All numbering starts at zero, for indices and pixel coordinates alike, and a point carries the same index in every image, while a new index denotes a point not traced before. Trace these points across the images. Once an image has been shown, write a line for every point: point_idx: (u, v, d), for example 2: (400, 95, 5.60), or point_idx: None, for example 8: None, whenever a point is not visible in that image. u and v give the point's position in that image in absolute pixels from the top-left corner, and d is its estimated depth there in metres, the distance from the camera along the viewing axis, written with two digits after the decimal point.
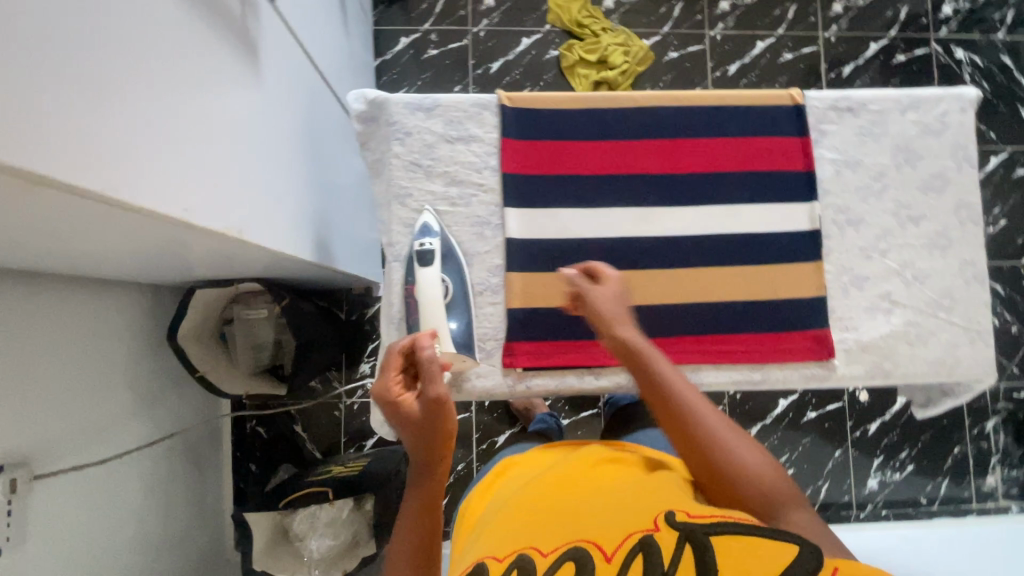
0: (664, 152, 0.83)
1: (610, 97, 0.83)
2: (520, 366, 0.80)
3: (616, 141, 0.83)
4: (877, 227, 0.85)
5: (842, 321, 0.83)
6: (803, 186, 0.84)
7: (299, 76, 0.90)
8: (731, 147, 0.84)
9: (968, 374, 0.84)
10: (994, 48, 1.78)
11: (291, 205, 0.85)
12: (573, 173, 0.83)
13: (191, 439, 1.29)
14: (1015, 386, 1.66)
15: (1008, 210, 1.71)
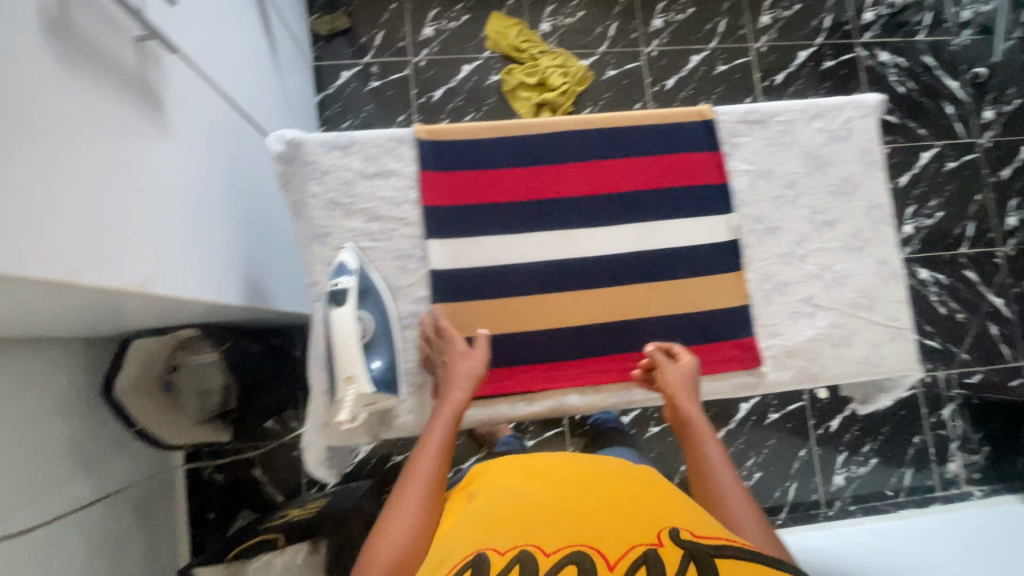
0: (580, 175, 0.85)
1: (526, 124, 0.85)
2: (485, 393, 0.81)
3: (533, 167, 0.84)
4: (794, 233, 0.87)
5: (767, 328, 0.85)
6: (719, 199, 0.86)
7: (217, 121, 0.90)
8: (645, 165, 0.86)
9: (893, 370, 0.86)
10: (917, 49, 1.86)
11: (212, 252, 0.84)
12: (493, 201, 0.83)
13: (139, 495, 1.24)
14: (966, 372, 1.71)
15: (943, 203, 1.78)
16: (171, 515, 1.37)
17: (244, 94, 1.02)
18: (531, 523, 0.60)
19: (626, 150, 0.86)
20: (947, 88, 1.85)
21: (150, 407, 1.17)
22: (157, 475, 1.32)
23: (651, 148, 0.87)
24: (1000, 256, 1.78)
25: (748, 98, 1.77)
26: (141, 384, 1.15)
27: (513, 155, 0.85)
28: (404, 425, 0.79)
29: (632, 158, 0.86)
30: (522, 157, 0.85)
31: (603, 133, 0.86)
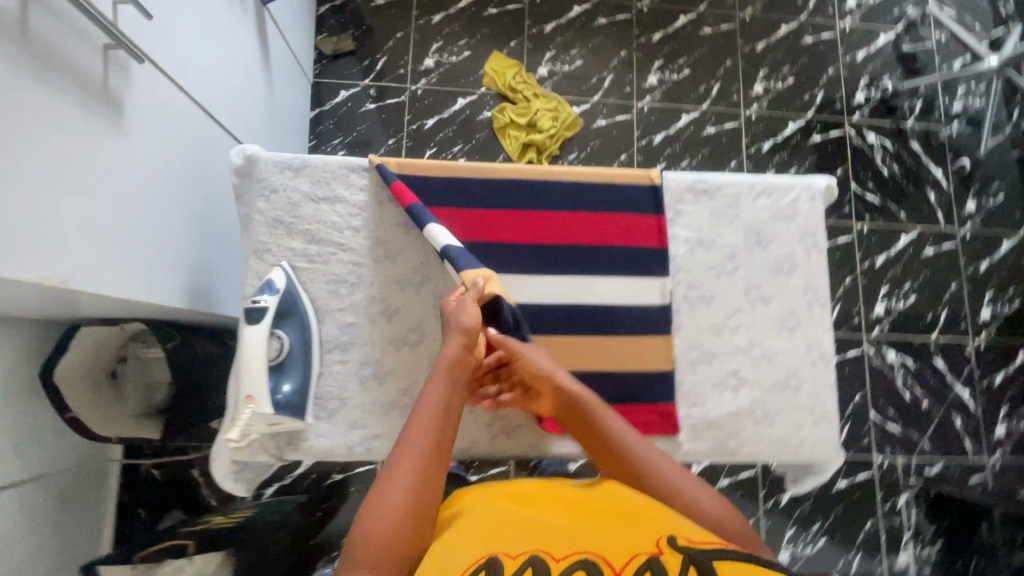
0: (523, 224, 0.87)
1: (482, 167, 0.87)
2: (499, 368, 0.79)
3: (479, 211, 0.86)
4: (727, 306, 0.88)
5: (689, 396, 0.85)
6: (656, 262, 0.87)
7: (185, 129, 0.92)
8: (589, 222, 0.88)
9: (812, 455, 0.86)
10: (905, 134, 1.90)
11: (155, 253, 0.85)
12: None
13: (69, 482, 1.22)
14: (924, 462, 1.69)
15: (917, 287, 1.79)
16: (97, 507, 1.32)
17: (222, 105, 1.05)
18: (533, 535, 0.59)
19: (573, 205, 0.88)
20: (931, 175, 1.88)
21: (88, 394, 1.17)
22: (87, 464, 1.29)
23: (597, 205, 0.88)
24: (970, 348, 1.77)
25: (732, 161, 1.81)
26: (84, 370, 1.15)
27: (463, 195, 0.87)
28: (311, 448, 0.78)
29: (576, 214, 0.88)
30: (472, 198, 0.87)
31: (552, 185, 0.88)
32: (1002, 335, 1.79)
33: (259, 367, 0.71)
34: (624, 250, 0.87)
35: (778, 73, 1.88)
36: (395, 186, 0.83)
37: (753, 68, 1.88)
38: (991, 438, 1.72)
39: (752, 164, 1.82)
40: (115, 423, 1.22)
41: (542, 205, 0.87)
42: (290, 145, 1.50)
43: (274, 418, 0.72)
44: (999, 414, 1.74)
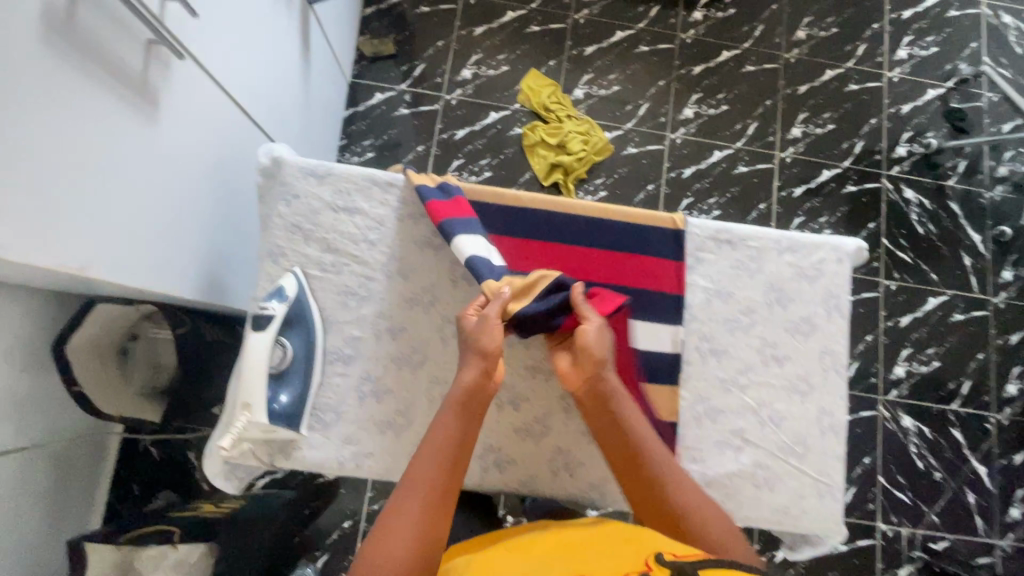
0: (540, 254, 0.86)
1: (508, 194, 0.87)
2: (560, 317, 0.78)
3: (496, 237, 0.86)
4: (740, 362, 0.85)
5: (690, 451, 0.82)
6: (671, 309, 0.86)
7: (219, 125, 0.93)
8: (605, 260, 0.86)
9: (812, 527, 0.83)
10: (944, 193, 1.84)
11: (174, 246, 0.86)
12: (450, 259, 0.85)
13: (64, 450, 1.22)
14: (931, 535, 1.62)
15: (941, 353, 1.72)
16: (89, 483, 1.33)
17: (257, 102, 1.06)
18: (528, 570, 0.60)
19: (591, 240, 0.87)
20: (968, 239, 1.81)
21: (95, 368, 1.15)
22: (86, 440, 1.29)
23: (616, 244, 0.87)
24: (991, 422, 1.70)
25: (761, 203, 1.77)
26: (96, 346, 1.14)
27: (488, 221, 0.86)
28: (302, 459, 0.78)
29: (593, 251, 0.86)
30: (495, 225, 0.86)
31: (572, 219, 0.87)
32: None
33: (258, 375, 0.71)
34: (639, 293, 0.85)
35: (819, 118, 1.85)
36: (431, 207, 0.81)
37: (793, 110, 1.84)
38: (1004, 519, 1.65)
39: (781, 208, 1.78)
40: (119, 402, 1.21)
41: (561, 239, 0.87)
42: (320, 143, 1.51)
43: (266, 428, 0.72)
44: (1016, 495, 1.67)
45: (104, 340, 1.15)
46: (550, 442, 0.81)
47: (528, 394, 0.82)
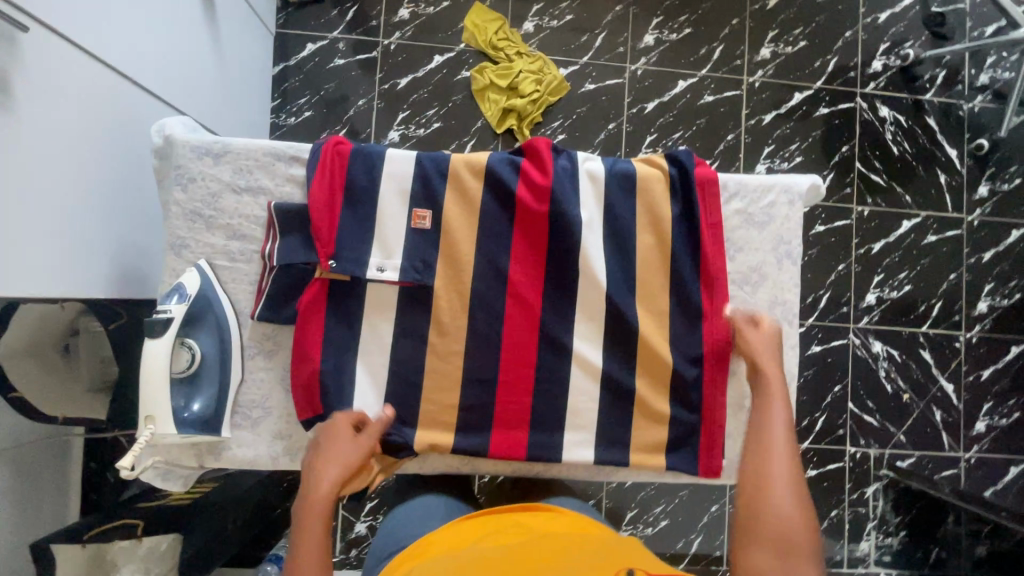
0: (531, 246, 0.82)
1: (528, 208, 0.81)
2: (521, 235, 0.82)
3: (526, 218, 0.81)
4: (676, 322, 0.84)
5: (630, 414, 0.82)
6: (618, 226, 0.84)
7: (101, 104, 0.85)
8: (497, 185, 0.82)
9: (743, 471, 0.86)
10: (921, 108, 1.74)
11: (70, 244, 0.80)
12: (359, 235, 0.78)
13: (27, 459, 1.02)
14: (899, 455, 1.67)
15: (913, 277, 1.70)
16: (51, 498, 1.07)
17: (150, 71, 0.96)
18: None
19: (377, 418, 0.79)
20: (945, 156, 1.74)
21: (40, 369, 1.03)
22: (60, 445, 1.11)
23: (597, 248, 0.83)
24: (961, 341, 1.71)
25: (729, 134, 1.67)
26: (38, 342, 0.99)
27: (366, 177, 0.80)
28: (231, 458, 0.80)
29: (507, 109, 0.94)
30: (387, 226, 0.80)
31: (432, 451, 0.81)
32: (997, 329, 1.72)
33: (160, 388, 0.69)
34: (618, 193, 0.84)
35: (790, 35, 1.70)
36: (523, 218, 0.81)
37: (762, 28, 1.69)
38: (969, 434, 1.69)
39: (750, 138, 1.68)
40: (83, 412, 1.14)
41: (527, 208, 0.81)
42: (247, 110, 1.40)
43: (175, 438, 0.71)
44: (982, 410, 1.70)
45: (46, 336, 1.00)
46: (485, 416, 0.81)
47: (461, 374, 0.80)
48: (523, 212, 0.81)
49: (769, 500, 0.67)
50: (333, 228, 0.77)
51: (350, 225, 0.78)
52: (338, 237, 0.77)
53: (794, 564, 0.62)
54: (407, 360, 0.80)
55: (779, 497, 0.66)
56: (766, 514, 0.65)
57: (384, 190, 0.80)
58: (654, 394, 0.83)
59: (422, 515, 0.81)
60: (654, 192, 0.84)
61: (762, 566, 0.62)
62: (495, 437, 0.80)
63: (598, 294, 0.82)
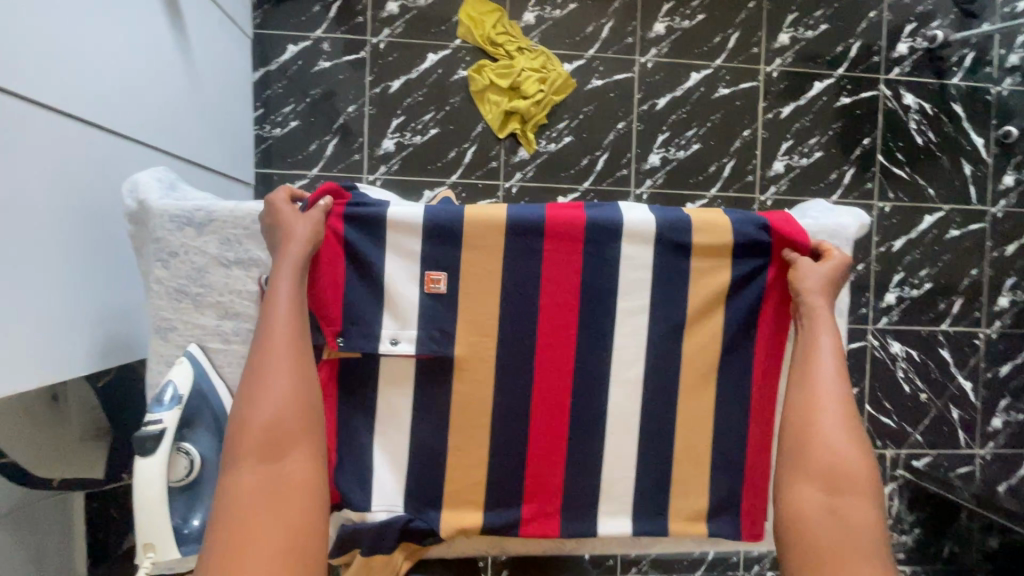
0: (555, 312, 0.76)
1: (553, 268, 0.76)
2: (546, 299, 0.76)
3: (551, 280, 0.76)
4: (708, 387, 0.79)
5: (659, 484, 0.79)
6: (646, 286, 0.78)
7: (66, 161, 0.76)
8: (517, 245, 0.75)
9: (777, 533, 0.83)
10: (947, 93, 1.64)
11: (47, 326, 0.72)
12: (367, 308, 0.74)
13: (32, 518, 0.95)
14: (914, 454, 1.66)
15: (934, 274, 1.64)
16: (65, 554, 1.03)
17: (116, 110, 0.86)
18: None
19: (399, 509, 0.76)
20: (970, 145, 1.65)
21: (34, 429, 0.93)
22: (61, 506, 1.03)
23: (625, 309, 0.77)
24: (980, 338, 1.67)
25: (745, 130, 1.57)
26: None
27: (374, 242, 0.74)
28: None
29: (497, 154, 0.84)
30: (398, 295, 0.75)
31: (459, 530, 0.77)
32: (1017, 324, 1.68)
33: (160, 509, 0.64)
34: (649, 248, 0.77)
35: (810, 17, 1.58)
36: (549, 279, 0.76)
37: (780, 12, 1.57)
38: (985, 430, 1.68)
39: (767, 133, 1.58)
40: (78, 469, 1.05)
41: (551, 271, 0.76)
42: (227, 124, 1.28)
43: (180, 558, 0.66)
44: (998, 407, 1.68)
45: None
46: (517, 491, 0.78)
47: (487, 451, 0.77)
48: (549, 273, 0.76)
49: (808, 456, 0.70)
50: (339, 307, 0.73)
51: (355, 298, 0.74)
52: (346, 315, 0.73)
53: (847, 497, 0.67)
54: (424, 442, 0.76)
55: (819, 453, 0.69)
56: (821, 451, 0.69)
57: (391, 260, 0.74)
58: (684, 463, 0.80)
59: None
60: (711, 241, 0.78)
61: (813, 502, 0.68)
62: (526, 510, 0.78)
63: (632, 356, 0.78)
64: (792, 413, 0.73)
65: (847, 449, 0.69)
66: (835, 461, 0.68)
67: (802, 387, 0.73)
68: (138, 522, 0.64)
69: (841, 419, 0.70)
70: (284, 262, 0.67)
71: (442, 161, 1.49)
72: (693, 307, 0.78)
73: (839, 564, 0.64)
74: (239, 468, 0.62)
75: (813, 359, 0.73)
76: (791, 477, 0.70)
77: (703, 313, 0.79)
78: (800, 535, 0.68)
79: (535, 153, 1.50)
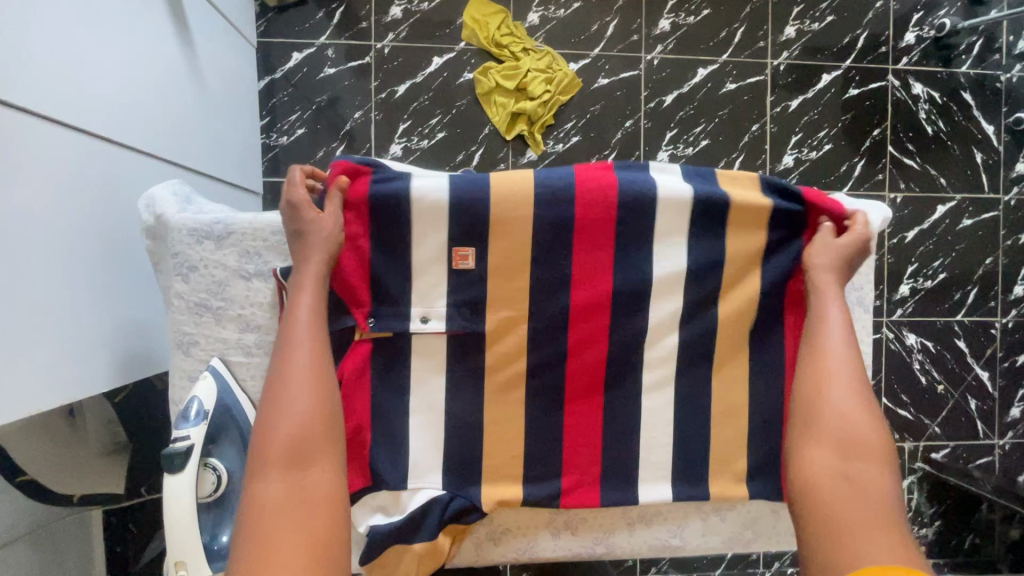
0: (585, 299, 0.71)
1: (584, 254, 0.71)
2: (576, 284, 0.71)
3: (582, 265, 0.71)
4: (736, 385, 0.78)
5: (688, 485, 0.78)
6: None
7: (78, 176, 0.76)
8: (544, 238, 0.70)
9: None
10: (956, 82, 1.62)
11: (67, 343, 0.72)
12: (393, 290, 0.69)
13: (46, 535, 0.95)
14: (934, 446, 1.65)
15: (948, 264, 1.62)
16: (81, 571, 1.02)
17: (126, 122, 0.86)
18: None
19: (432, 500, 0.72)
20: (981, 133, 1.63)
21: None
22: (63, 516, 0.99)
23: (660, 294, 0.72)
24: (997, 327, 1.65)
25: (754, 125, 1.55)
26: None
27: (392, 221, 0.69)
28: None
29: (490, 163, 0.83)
30: (426, 274, 0.69)
31: (489, 534, 0.73)
32: None
33: (191, 523, 0.64)
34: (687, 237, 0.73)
35: (816, 10, 1.57)
36: (580, 264, 0.71)
37: (786, 5, 1.56)
38: (1004, 420, 1.66)
39: (776, 127, 1.56)
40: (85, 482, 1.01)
41: (582, 257, 0.71)
42: (234, 135, 1.28)
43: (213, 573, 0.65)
44: (1017, 396, 1.66)
45: None
46: (550, 507, 0.72)
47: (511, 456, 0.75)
48: (580, 258, 0.71)
49: (822, 421, 0.65)
50: (367, 283, 0.69)
51: (381, 281, 0.69)
52: (374, 292, 0.69)
53: (863, 463, 0.62)
54: None
55: (834, 417, 0.65)
56: (832, 415, 0.65)
57: (418, 233, 0.69)
58: None
59: None
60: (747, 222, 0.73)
61: (825, 465, 0.63)
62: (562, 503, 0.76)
63: (668, 344, 0.73)
64: (804, 378, 0.68)
65: (864, 414, 0.65)
66: (852, 426, 0.64)
67: (812, 353, 0.69)
68: (173, 539, 0.63)
69: (856, 382, 0.66)
70: (309, 265, 0.65)
71: (450, 164, 1.48)
72: (732, 289, 0.73)
73: (858, 531, 0.58)
74: (262, 477, 0.59)
75: (825, 324, 0.69)
76: (806, 443, 0.65)
77: (743, 304, 0.73)
78: (817, 504, 0.62)
79: (544, 154, 1.49)
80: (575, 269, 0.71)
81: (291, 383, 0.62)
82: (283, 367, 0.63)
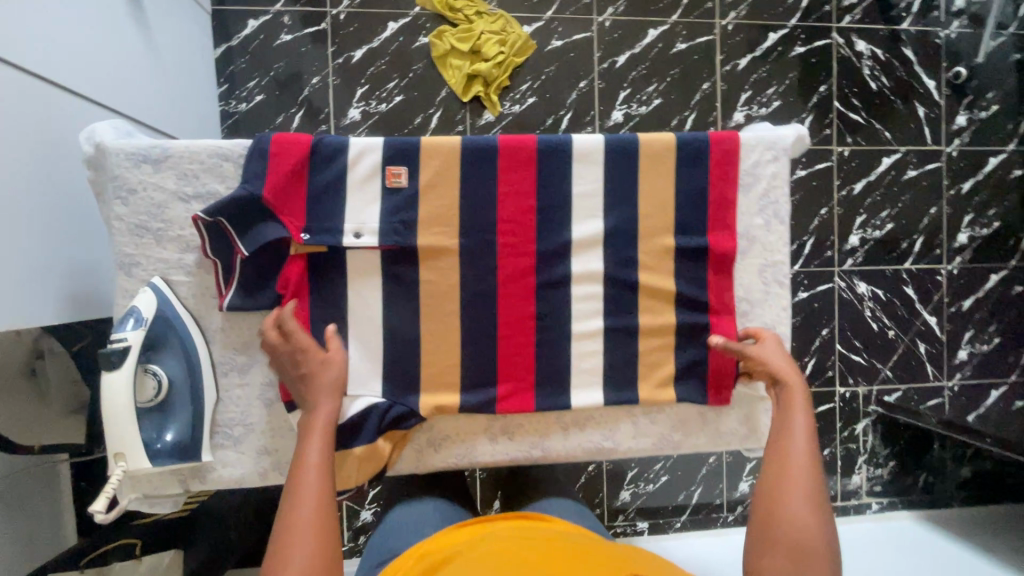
0: (509, 217, 0.75)
1: (508, 174, 0.75)
2: (502, 201, 0.75)
3: (506, 185, 0.75)
4: None
5: None
6: None
7: (27, 112, 0.78)
8: (471, 158, 0.74)
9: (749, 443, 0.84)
10: (899, 39, 1.69)
11: (23, 270, 0.76)
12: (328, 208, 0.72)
13: None
14: (886, 389, 1.71)
15: (894, 214, 1.69)
16: None
17: (81, 71, 0.89)
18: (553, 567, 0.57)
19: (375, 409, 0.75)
20: (923, 88, 1.70)
21: None
22: None
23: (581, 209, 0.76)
24: (943, 274, 1.72)
25: (704, 83, 1.60)
26: None
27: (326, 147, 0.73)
28: (220, 478, 0.80)
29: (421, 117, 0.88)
30: (360, 194, 0.73)
31: (429, 441, 0.77)
32: (977, 258, 1.74)
33: (127, 424, 0.69)
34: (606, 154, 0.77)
35: None
36: (506, 181, 0.75)
37: None
38: (952, 361, 1.74)
39: (726, 85, 1.61)
40: None
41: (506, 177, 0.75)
42: (190, 100, 1.29)
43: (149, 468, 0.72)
44: (963, 339, 1.74)
45: None
46: (485, 413, 0.76)
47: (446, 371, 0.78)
48: (504, 175, 0.75)
49: (779, 513, 0.62)
50: (303, 201, 0.72)
51: (316, 201, 0.72)
52: (309, 211, 0.72)
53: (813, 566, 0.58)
54: None
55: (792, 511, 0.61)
56: (785, 511, 0.61)
57: (354, 153, 0.73)
58: None
59: (413, 518, 0.82)
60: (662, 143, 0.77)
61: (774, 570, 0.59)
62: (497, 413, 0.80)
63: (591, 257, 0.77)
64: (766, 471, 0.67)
65: (818, 511, 0.61)
66: (801, 520, 0.61)
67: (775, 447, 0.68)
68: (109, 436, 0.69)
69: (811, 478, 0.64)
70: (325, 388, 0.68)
71: (408, 127, 1.51)
72: (649, 203, 0.77)
73: None
74: None
75: (787, 426, 0.69)
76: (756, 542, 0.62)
77: (661, 216, 0.78)
78: None
79: (501, 115, 1.53)
80: (501, 188, 0.75)
81: (307, 489, 0.60)
82: (295, 486, 0.60)
